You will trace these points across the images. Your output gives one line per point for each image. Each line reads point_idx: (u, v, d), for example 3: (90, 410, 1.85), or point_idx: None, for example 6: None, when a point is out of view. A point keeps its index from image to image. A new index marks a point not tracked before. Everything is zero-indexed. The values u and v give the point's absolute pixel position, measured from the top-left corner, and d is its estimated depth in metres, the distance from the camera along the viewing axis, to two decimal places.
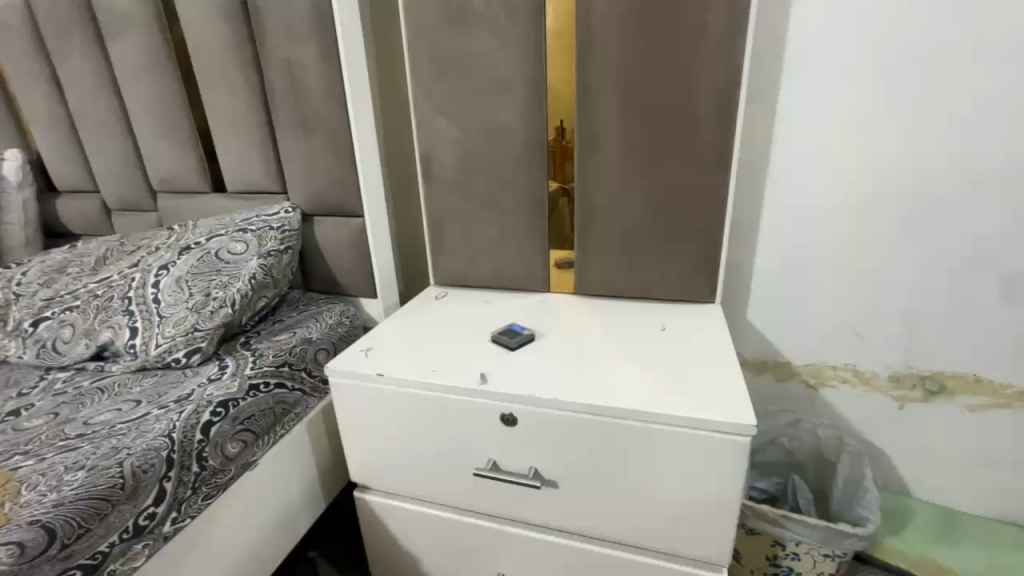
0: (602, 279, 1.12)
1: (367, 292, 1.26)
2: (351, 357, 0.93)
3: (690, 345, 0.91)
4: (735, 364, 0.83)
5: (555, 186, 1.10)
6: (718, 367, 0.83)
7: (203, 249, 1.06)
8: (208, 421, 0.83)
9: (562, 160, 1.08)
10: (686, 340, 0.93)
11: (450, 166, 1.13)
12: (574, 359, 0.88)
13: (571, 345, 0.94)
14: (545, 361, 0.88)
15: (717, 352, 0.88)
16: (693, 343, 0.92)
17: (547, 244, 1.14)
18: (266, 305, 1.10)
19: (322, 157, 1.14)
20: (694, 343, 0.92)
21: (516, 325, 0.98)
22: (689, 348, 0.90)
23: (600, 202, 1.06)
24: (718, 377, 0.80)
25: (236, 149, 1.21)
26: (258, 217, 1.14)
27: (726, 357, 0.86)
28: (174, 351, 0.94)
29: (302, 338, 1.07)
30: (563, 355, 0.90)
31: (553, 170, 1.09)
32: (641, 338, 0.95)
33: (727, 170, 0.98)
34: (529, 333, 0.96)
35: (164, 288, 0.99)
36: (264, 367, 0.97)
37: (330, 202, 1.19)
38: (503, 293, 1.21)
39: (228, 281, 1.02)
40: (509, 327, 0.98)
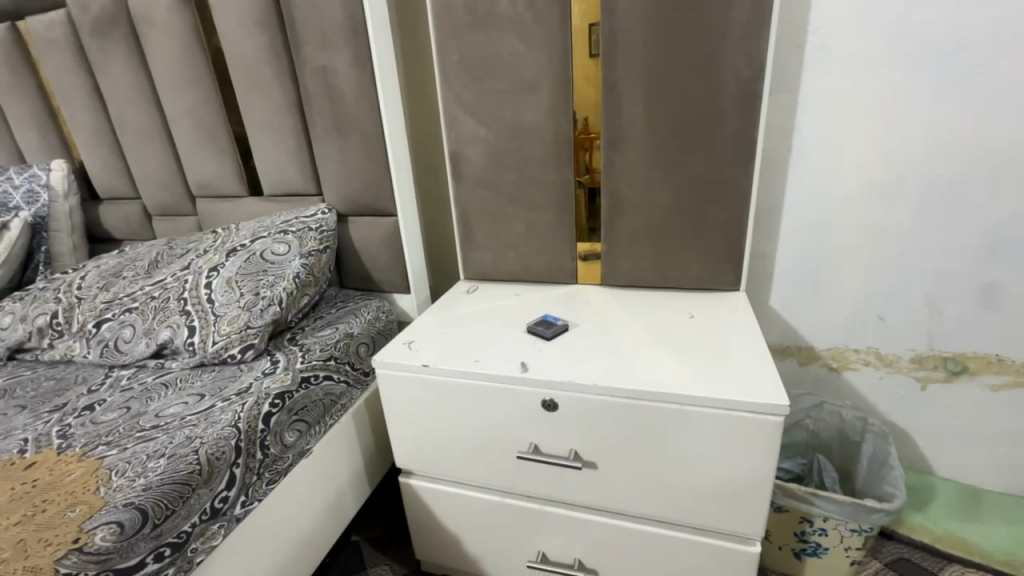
0: (628, 270, 1.16)
1: (399, 288, 1.32)
2: (395, 350, 0.98)
3: (718, 331, 0.95)
4: (764, 348, 0.87)
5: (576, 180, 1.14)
6: (747, 351, 0.87)
7: (249, 251, 1.12)
8: (267, 412, 0.89)
9: (579, 152, 1.13)
10: (714, 326, 0.97)
11: (479, 164, 1.17)
12: (607, 347, 0.93)
13: (603, 334, 0.98)
14: (580, 350, 0.93)
15: (745, 337, 0.91)
16: (721, 329, 0.96)
17: (574, 237, 1.18)
18: (308, 303, 1.16)
19: (356, 160, 1.19)
20: (722, 329, 0.95)
21: (550, 316, 1.02)
22: (717, 334, 0.94)
23: (626, 196, 1.09)
24: (748, 361, 0.84)
25: (273, 154, 1.26)
26: (297, 218, 1.20)
27: (753, 341, 0.90)
28: (229, 347, 1.00)
29: (344, 333, 1.13)
30: (597, 344, 0.94)
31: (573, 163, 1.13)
32: (670, 325, 0.99)
33: (750, 161, 1.01)
34: (563, 323, 1.00)
35: (216, 288, 1.05)
36: (312, 361, 1.03)
37: (364, 202, 1.24)
38: (532, 286, 1.25)
39: (275, 280, 1.08)
40: (543, 317, 1.02)
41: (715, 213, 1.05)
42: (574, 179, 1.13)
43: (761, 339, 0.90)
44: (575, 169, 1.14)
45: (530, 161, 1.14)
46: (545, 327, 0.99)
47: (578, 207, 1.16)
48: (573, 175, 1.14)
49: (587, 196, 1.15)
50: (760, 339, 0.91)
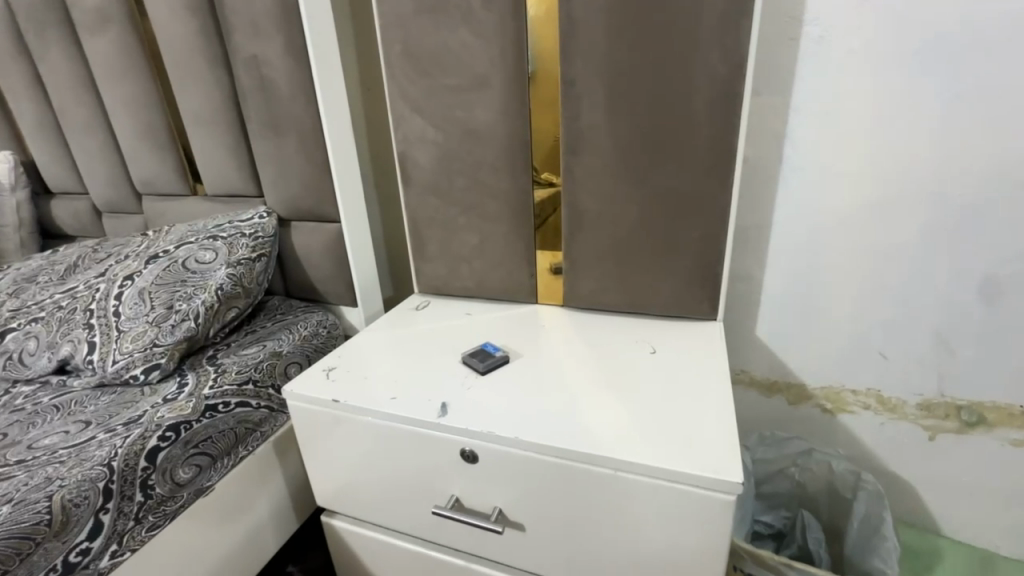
0: (590, 292, 1.02)
1: (346, 301, 1.21)
2: (311, 378, 0.86)
3: (679, 373, 0.81)
4: (729, 399, 0.73)
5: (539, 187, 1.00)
6: (708, 402, 0.73)
7: (171, 258, 1.02)
8: (155, 446, 0.78)
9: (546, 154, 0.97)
10: (676, 366, 0.83)
11: (428, 169, 1.05)
12: (548, 387, 0.80)
13: (547, 369, 0.85)
14: (516, 390, 0.80)
15: (709, 384, 0.78)
16: (682, 371, 0.82)
17: (532, 253, 1.05)
18: (237, 316, 1.06)
19: (294, 160, 1.08)
20: (684, 371, 0.81)
21: (490, 345, 0.90)
22: (678, 377, 0.80)
23: (589, 210, 0.95)
24: (707, 417, 0.70)
25: (212, 152, 1.16)
26: (231, 223, 1.11)
27: (717, 389, 0.76)
28: (132, 367, 0.90)
29: (272, 351, 1.03)
30: (537, 382, 0.81)
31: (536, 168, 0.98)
32: (626, 361, 0.86)
33: (729, 174, 0.86)
34: (504, 355, 0.87)
35: (126, 300, 0.95)
36: (224, 385, 0.92)
37: (306, 207, 1.13)
38: (487, 304, 1.13)
39: (194, 292, 0.99)
40: (481, 347, 0.89)
41: (687, 232, 0.91)
42: (532, 187, 1.00)
43: (728, 387, 0.76)
44: (536, 174, 0.99)
45: (483, 167, 1.01)
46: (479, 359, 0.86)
47: (539, 218, 1.03)
48: (531, 182, 1.00)
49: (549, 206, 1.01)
50: (728, 386, 0.77)
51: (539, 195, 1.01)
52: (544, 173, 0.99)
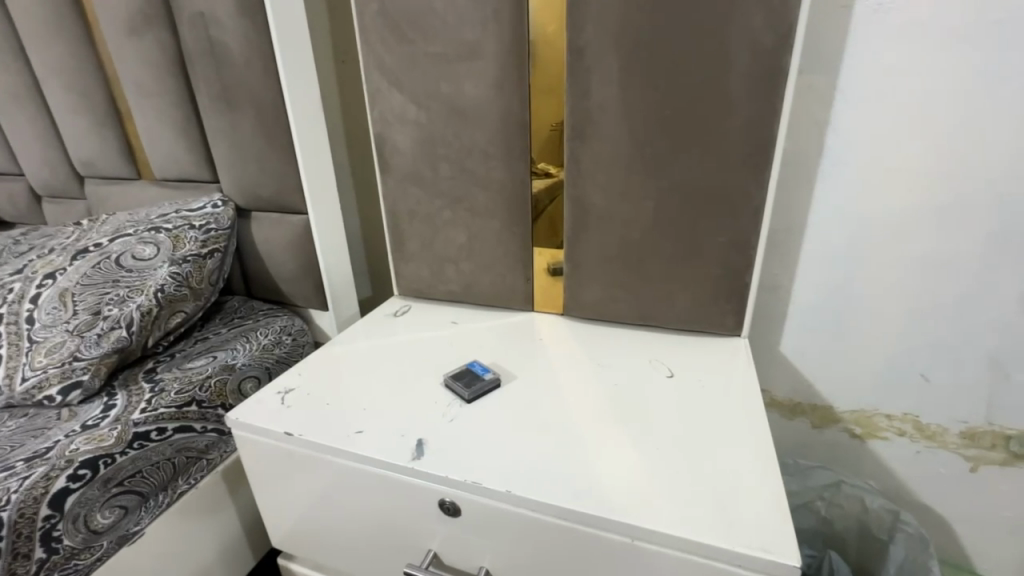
0: (595, 301, 0.88)
1: (315, 304, 1.06)
2: (262, 404, 0.72)
3: (703, 407, 0.68)
4: (767, 446, 0.61)
5: (539, 178, 0.86)
6: (744, 451, 0.60)
7: (102, 253, 0.87)
8: (62, 489, 0.64)
9: (546, 138, 0.83)
10: (698, 397, 0.70)
11: (409, 153, 0.90)
12: (547, 422, 0.66)
13: (545, 397, 0.71)
14: (508, 424, 0.66)
15: (740, 423, 0.65)
16: (706, 405, 0.69)
17: (529, 254, 0.91)
18: (184, 322, 0.91)
19: (252, 141, 0.93)
20: (708, 405, 0.69)
21: (478, 365, 0.76)
22: (702, 413, 0.67)
23: (596, 207, 0.81)
24: (744, 471, 0.57)
25: (157, 128, 1.00)
26: (178, 212, 0.95)
27: (751, 431, 0.63)
28: (45, 386, 0.75)
29: (223, 364, 0.88)
30: (533, 415, 0.67)
31: (535, 155, 0.84)
32: (639, 387, 0.73)
33: (765, 167, 0.72)
34: (496, 378, 0.73)
35: (44, 304, 0.80)
36: (159, 407, 0.77)
37: (267, 195, 0.97)
38: (476, 311, 0.99)
39: (128, 295, 0.83)
40: (468, 367, 0.75)
41: (711, 234, 0.77)
42: (530, 178, 0.85)
43: (764, 428, 0.64)
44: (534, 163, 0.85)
45: (472, 152, 0.86)
46: (461, 381, 0.72)
47: (537, 214, 0.88)
48: (529, 172, 0.85)
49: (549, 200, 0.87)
50: (764, 427, 0.64)
51: (537, 188, 0.87)
52: (543, 162, 0.85)
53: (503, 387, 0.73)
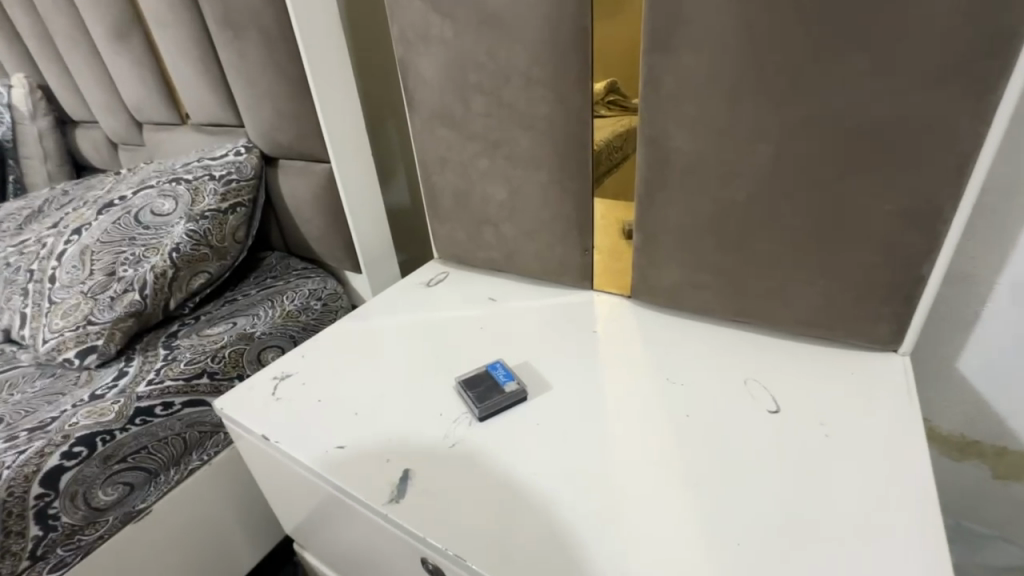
0: (673, 287, 0.64)
1: (349, 264, 0.94)
2: (254, 392, 0.62)
3: (821, 482, 0.45)
4: None
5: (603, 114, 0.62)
6: None
7: (125, 207, 0.82)
8: (55, 467, 0.61)
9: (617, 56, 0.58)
10: (817, 464, 0.47)
11: (433, 84, 0.69)
12: (575, 474, 0.48)
13: (583, 429, 0.52)
14: (523, 469, 0.49)
15: (879, 525, 0.42)
16: (828, 481, 0.46)
17: (587, 218, 0.68)
18: (209, 283, 0.85)
19: (265, 75, 0.79)
20: (830, 480, 0.46)
21: (500, 369, 0.58)
22: (817, 492, 0.45)
23: (683, 154, 0.55)
24: None
25: (182, 66, 0.90)
26: (200, 161, 0.86)
27: (897, 549, 0.40)
28: (63, 349, 0.72)
29: (241, 332, 0.80)
30: (564, 457, 0.50)
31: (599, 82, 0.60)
32: (722, 429, 0.51)
33: (990, 87, 0.41)
34: (520, 388, 0.56)
35: (65, 262, 0.77)
36: (168, 379, 0.72)
37: (289, 141, 0.85)
38: (522, 284, 0.80)
39: (143, 254, 0.77)
40: (490, 370, 0.59)
41: (868, 201, 0.49)
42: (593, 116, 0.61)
43: (927, 546, 0.40)
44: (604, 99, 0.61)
45: (511, 76, 0.63)
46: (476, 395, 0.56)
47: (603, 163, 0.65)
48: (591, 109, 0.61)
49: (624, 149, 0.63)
50: (927, 543, 0.40)
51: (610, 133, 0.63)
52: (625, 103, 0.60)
53: (527, 403, 0.56)
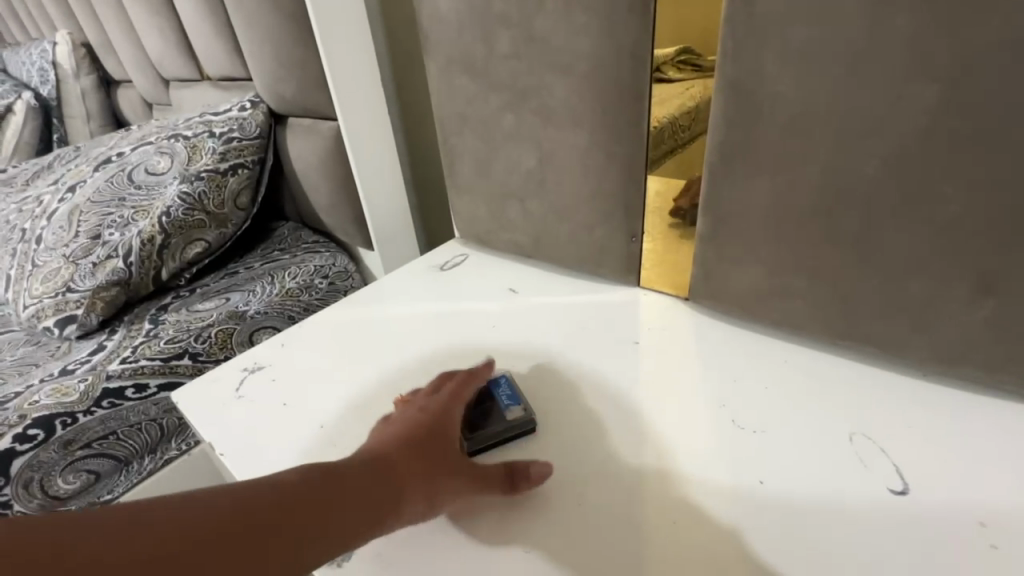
0: (748, 294, 0.47)
1: (361, 240, 0.84)
2: (220, 384, 0.53)
3: None
4: None
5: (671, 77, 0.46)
6: None
7: (120, 164, 0.75)
8: (8, 450, 0.55)
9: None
10: None
11: (448, 17, 0.55)
12: (585, 558, 0.34)
13: (605, 488, 0.38)
14: (511, 536, 0.36)
15: None
16: None
17: (635, 195, 0.52)
18: (207, 253, 0.76)
19: (268, 15, 0.68)
20: None
21: (505, 387, 0.45)
22: None
23: (781, 105, 0.38)
24: None
25: (191, 11, 0.81)
26: (203, 116, 0.78)
27: None
28: (42, 317, 0.67)
29: (232, 310, 0.72)
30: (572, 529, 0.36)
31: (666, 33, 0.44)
32: (818, 515, 0.35)
33: None
34: (526, 413, 0.43)
35: (54, 223, 0.71)
36: (144, 359, 0.64)
37: (295, 95, 0.74)
38: (551, 275, 0.65)
39: (131, 217, 0.70)
40: (494, 389, 0.45)
41: None
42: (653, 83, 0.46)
43: None
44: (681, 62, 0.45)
45: (546, 1, 0.48)
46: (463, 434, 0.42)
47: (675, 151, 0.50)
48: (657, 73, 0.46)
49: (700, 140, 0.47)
50: None
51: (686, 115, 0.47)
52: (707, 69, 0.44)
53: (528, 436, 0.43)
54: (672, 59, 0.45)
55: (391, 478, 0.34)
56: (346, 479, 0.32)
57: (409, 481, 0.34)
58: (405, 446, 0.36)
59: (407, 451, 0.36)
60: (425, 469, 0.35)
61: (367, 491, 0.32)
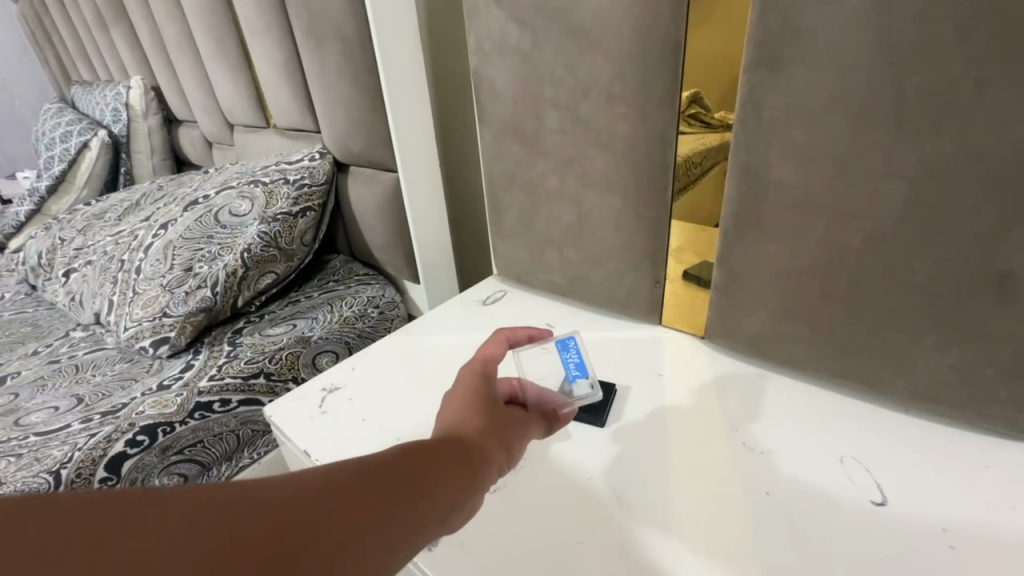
0: (757, 336, 0.56)
1: (408, 274, 0.94)
2: (304, 400, 0.63)
3: None
4: None
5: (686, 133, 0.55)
6: None
7: (207, 206, 0.86)
8: (119, 454, 0.64)
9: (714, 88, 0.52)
10: None
11: (504, 97, 0.66)
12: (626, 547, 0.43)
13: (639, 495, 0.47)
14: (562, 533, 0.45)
15: None
16: None
17: (661, 249, 0.62)
18: (276, 283, 0.87)
19: (344, 84, 0.80)
20: None
21: (571, 361, 0.56)
22: None
23: (784, 188, 0.48)
24: None
25: (270, 74, 0.94)
26: (278, 165, 0.89)
27: None
28: (140, 338, 0.77)
29: (298, 335, 0.81)
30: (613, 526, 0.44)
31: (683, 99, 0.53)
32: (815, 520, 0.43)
33: None
34: (592, 390, 0.54)
35: (150, 255, 0.82)
36: (227, 377, 0.73)
37: (361, 149, 0.86)
38: (582, 312, 0.75)
39: (218, 252, 0.81)
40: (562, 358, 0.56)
41: None
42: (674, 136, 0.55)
43: None
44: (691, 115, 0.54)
45: (591, 92, 0.58)
46: (539, 400, 0.50)
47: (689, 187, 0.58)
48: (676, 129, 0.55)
49: (715, 173, 0.55)
50: None
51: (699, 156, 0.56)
52: (717, 117, 0.53)
53: (570, 441, 0.53)
54: (685, 115, 0.54)
55: (469, 444, 0.37)
56: (429, 458, 0.33)
57: (487, 440, 0.38)
58: (468, 421, 0.39)
59: (474, 422, 0.39)
60: (493, 432, 0.39)
61: (454, 457, 0.34)
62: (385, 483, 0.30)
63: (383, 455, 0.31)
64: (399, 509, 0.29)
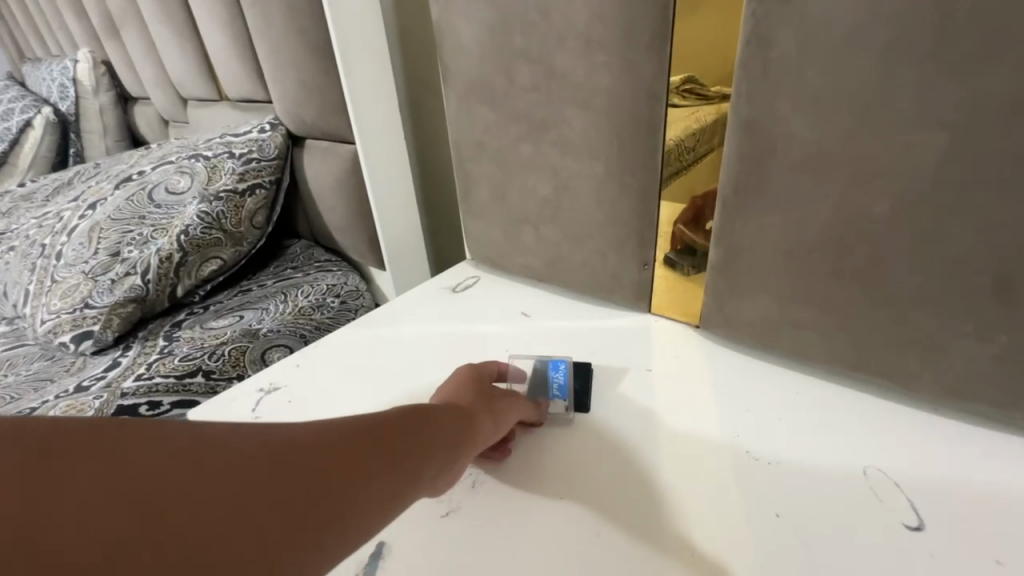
0: (760, 325, 0.48)
1: (372, 259, 0.85)
2: (235, 402, 0.54)
3: None
4: None
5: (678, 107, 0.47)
6: None
7: (141, 183, 0.76)
8: None
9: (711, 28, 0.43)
10: None
11: (468, 50, 0.57)
12: None
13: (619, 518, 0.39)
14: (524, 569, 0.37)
15: None
16: None
17: (649, 225, 0.53)
18: (221, 270, 0.78)
19: (291, 43, 0.71)
20: None
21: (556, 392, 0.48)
22: None
23: (795, 144, 0.40)
24: None
25: (215, 36, 0.84)
26: (222, 138, 0.79)
27: None
28: (60, 332, 0.68)
29: (244, 328, 0.72)
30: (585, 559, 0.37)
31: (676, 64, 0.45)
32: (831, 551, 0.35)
33: None
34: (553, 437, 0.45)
35: (75, 239, 0.73)
36: (157, 377, 0.64)
37: (314, 118, 0.76)
38: (562, 298, 0.66)
39: (151, 235, 0.72)
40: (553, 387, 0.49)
41: None
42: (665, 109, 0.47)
43: None
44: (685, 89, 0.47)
45: (565, 38, 0.49)
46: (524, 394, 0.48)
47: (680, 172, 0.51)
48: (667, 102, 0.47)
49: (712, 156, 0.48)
50: None
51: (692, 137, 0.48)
52: (715, 92, 0.45)
53: (542, 451, 0.45)
54: (678, 88, 0.46)
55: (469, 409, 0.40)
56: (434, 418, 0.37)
57: (481, 406, 0.42)
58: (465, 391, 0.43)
59: (467, 393, 0.43)
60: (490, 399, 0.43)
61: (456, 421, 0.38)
62: (395, 436, 0.33)
63: (378, 412, 0.34)
64: (410, 457, 0.33)
